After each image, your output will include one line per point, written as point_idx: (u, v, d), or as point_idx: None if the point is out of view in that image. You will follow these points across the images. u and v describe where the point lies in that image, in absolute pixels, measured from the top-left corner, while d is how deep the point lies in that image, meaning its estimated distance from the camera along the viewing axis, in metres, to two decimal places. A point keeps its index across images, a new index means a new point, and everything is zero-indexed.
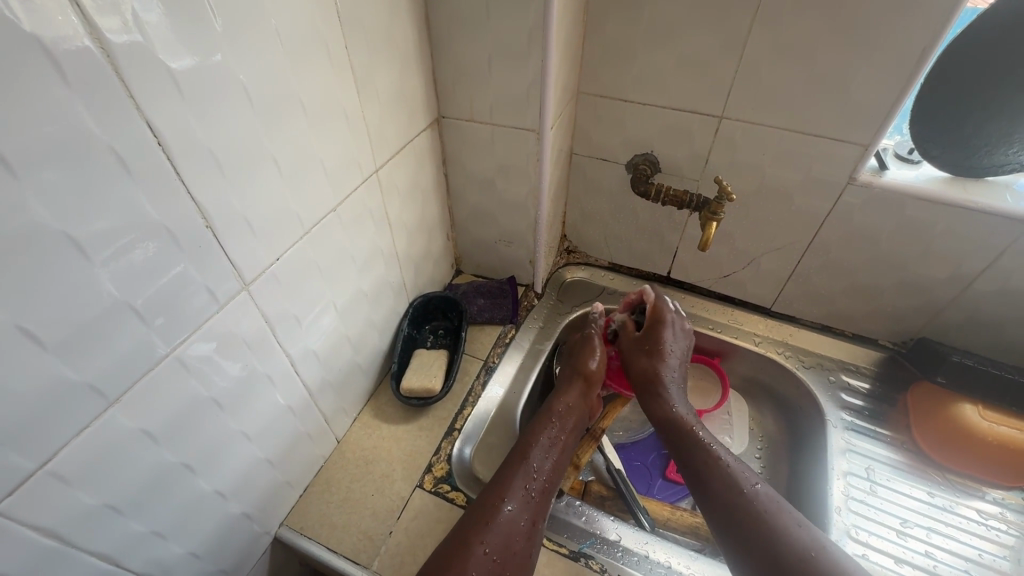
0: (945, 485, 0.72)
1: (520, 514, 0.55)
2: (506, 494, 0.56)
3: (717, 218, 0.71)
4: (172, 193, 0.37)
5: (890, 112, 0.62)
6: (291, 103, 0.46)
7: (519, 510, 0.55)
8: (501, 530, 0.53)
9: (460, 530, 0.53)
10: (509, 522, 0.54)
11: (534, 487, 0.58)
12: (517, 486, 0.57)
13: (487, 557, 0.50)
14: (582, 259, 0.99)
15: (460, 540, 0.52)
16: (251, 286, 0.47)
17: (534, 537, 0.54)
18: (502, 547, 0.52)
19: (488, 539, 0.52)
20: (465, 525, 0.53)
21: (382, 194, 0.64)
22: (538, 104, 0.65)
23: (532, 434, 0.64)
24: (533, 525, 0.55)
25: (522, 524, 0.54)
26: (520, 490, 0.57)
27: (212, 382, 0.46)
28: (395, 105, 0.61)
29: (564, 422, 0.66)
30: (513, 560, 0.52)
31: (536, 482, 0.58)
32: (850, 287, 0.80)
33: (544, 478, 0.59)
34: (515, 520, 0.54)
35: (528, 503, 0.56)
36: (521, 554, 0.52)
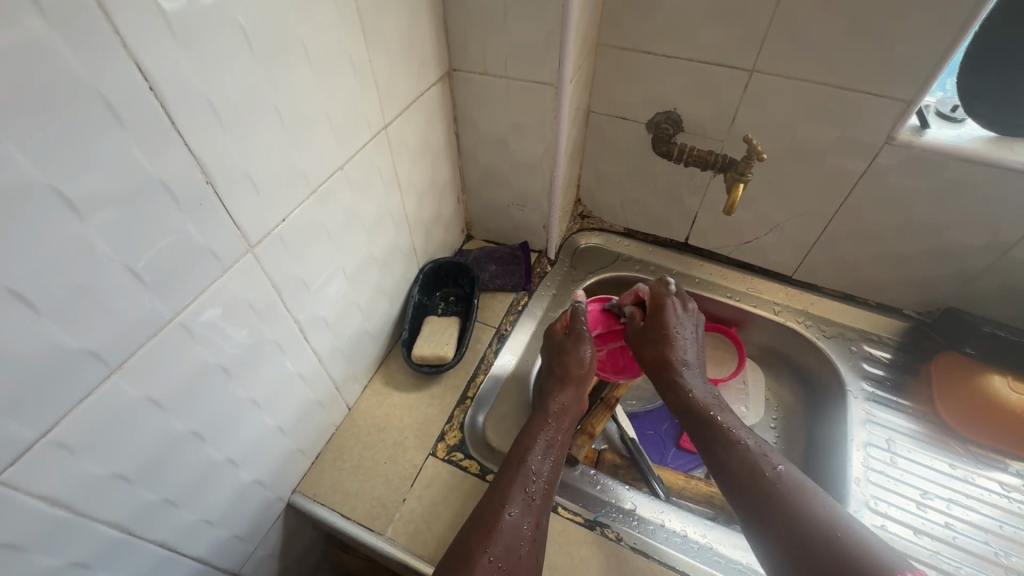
0: (966, 457, 0.70)
1: (523, 519, 0.54)
2: (507, 500, 0.55)
3: (745, 179, 0.67)
4: (168, 147, 0.34)
5: (940, 64, 0.57)
6: (294, 48, 0.42)
7: (520, 515, 0.54)
8: (505, 538, 0.52)
9: (465, 537, 0.52)
10: (513, 528, 0.53)
11: (535, 490, 0.57)
12: (517, 491, 0.56)
13: (492, 566, 0.49)
14: (596, 224, 0.96)
15: (463, 551, 0.51)
16: (257, 249, 0.45)
17: (539, 541, 0.54)
18: (508, 555, 0.51)
19: (493, 551, 0.51)
20: (468, 533, 0.52)
21: (391, 153, 0.61)
22: (558, 55, 0.60)
23: (528, 434, 0.62)
24: (538, 531, 0.54)
25: (526, 531, 0.53)
26: (521, 494, 0.56)
27: (219, 349, 0.44)
28: (404, 55, 0.57)
29: (563, 421, 0.64)
30: (522, 565, 0.51)
31: (537, 484, 0.57)
32: (877, 254, 0.77)
33: (544, 480, 0.58)
34: (518, 526, 0.53)
35: (530, 506, 0.55)
36: (527, 558, 0.52)
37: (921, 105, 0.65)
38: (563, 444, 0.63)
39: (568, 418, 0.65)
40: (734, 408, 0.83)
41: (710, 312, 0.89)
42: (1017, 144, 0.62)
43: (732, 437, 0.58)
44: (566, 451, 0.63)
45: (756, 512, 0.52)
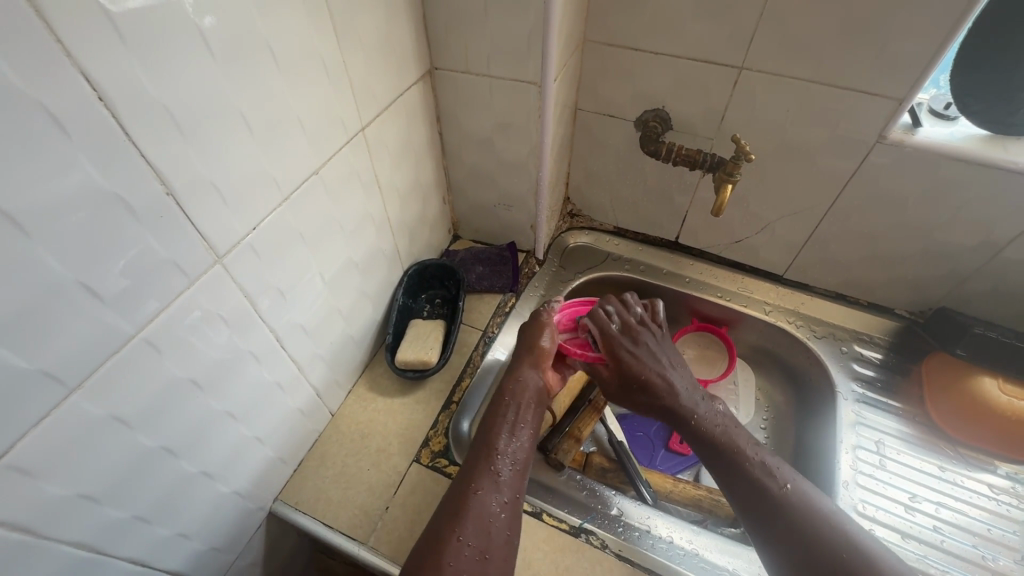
0: (955, 459, 0.70)
1: (491, 498, 0.53)
2: (474, 481, 0.54)
3: (734, 180, 0.66)
4: (121, 157, 0.33)
5: (931, 63, 0.56)
6: (259, 49, 0.40)
7: (489, 494, 0.54)
8: (473, 519, 0.51)
9: (434, 521, 0.52)
10: (481, 509, 0.52)
11: (501, 469, 0.56)
12: (483, 472, 0.55)
13: (462, 547, 0.49)
14: (586, 223, 0.94)
15: (434, 533, 0.50)
16: (226, 259, 0.43)
17: (512, 518, 0.53)
18: (477, 536, 0.50)
19: (463, 533, 0.50)
20: (438, 517, 0.52)
21: (371, 154, 0.59)
22: (541, 53, 0.59)
23: (491, 416, 0.61)
24: (508, 507, 0.53)
25: (495, 509, 0.53)
26: (487, 474, 0.55)
27: (189, 362, 0.43)
28: (381, 55, 0.55)
29: (529, 400, 0.63)
30: (494, 546, 0.50)
31: (504, 463, 0.56)
32: (868, 254, 0.76)
33: (511, 458, 0.57)
34: (486, 506, 0.52)
35: (498, 484, 0.54)
36: (499, 536, 0.51)
37: (913, 103, 0.63)
38: (531, 421, 0.62)
39: (531, 395, 0.64)
40: None
41: (700, 311, 0.88)
42: (1011, 143, 0.61)
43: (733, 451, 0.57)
44: (533, 428, 0.62)
45: (765, 526, 0.52)
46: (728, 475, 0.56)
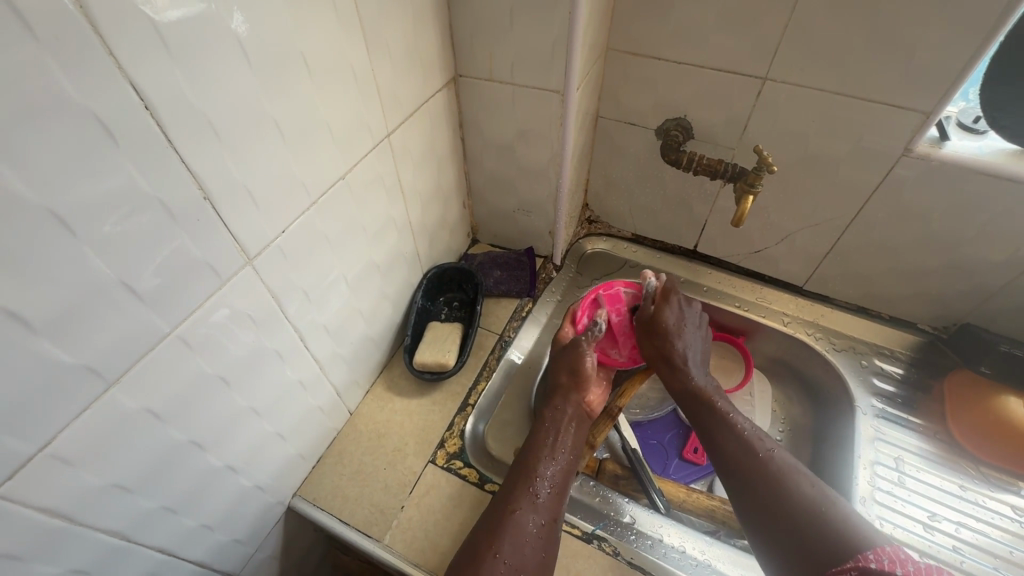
0: (978, 479, 0.69)
1: (528, 518, 0.55)
2: (512, 501, 0.56)
3: (754, 191, 0.65)
4: (162, 161, 0.34)
5: (959, 77, 0.55)
6: (293, 57, 0.42)
7: (528, 515, 0.55)
8: (510, 539, 0.53)
9: (474, 540, 0.54)
10: (519, 530, 0.54)
11: (540, 488, 0.58)
12: (522, 492, 0.57)
13: (499, 563, 0.51)
14: (604, 229, 0.95)
15: (473, 549, 0.52)
16: (256, 261, 0.45)
17: (551, 539, 0.55)
18: (513, 554, 0.52)
19: (499, 549, 0.52)
20: (475, 536, 0.54)
21: (395, 160, 0.60)
22: (564, 63, 0.59)
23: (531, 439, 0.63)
24: (545, 529, 0.55)
25: (533, 529, 0.54)
26: (526, 494, 0.57)
27: (218, 359, 0.44)
28: (408, 63, 0.56)
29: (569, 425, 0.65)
30: (529, 565, 0.52)
31: (543, 483, 0.58)
32: (891, 267, 0.75)
33: (551, 481, 0.59)
34: (524, 525, 0.54)
35: (536, 505, 0.56)
36: (535, 557, 0.53)
37: (941, 116, 0.63)
38: (571, 446, 0.63)
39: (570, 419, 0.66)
40: None
41: (717, 321, 0.88)
42: None
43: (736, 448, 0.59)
44: (573, 452, 0.63)
45: (751, 498, 0.55)
46: (732, 475, 0.58)
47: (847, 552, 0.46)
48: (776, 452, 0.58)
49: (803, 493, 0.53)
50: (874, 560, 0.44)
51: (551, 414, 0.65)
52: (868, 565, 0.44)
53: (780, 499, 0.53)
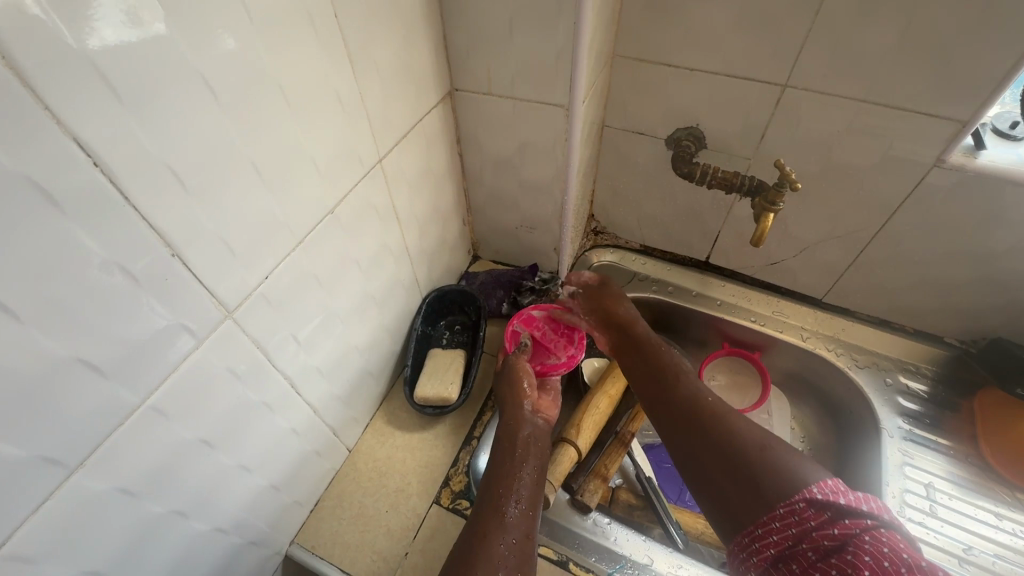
0: (1013, 505, 0.65)
1: (500, 539, 0.49)
2: (480, 526, 0.50)
3: (776, 209, 0.61)
4: (119, 221, 0.30)
5: (1002, 84, 0.51)
6: (270, 88, 0.37)
7: (499, 537, 0.49)
8: (482, 564, 0.46)
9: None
10: (492, 555, 0.47)
11: (509, 509, 0.52)
12: (489, 515, 0.51)
13: None
14: (610, 241, 0.90)
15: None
16: (236, 313, 0.40)
17: (526, 559, 0.48)
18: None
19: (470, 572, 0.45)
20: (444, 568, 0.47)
21: (388, 185, 0.56)
22: (569, 75, 0.55)
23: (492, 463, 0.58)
24: (519, 549, 0.49)
25: (505, 550, 0.48)
26: (493, 517, 0.51)
27: (199, 422, 0.40)
28: (399, 81, 0.52)
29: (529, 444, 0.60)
30: None
31: (511, 502, 0.53)
32: (917, 280, 0.71)
33: (523, 500, 0.54)
34: (499, 549, 0.48)
35: (509, 525, 0.51)
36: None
37: (977, 123, 0.58)
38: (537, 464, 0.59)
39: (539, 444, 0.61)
40: None
41: (732, 336, 0.84)
42: None
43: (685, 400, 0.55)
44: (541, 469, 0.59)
45: (692, 449, 0.51)
46: (679, 427, 0.53)
47: (796, 489, 0.42)
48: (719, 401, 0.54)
49: (749, 434, 0.49)
50: (818, 491, 0.41)
51: (506, 433, 0.61)
52: (815, 497, 0.41)
53: (726, 442, 0.48)
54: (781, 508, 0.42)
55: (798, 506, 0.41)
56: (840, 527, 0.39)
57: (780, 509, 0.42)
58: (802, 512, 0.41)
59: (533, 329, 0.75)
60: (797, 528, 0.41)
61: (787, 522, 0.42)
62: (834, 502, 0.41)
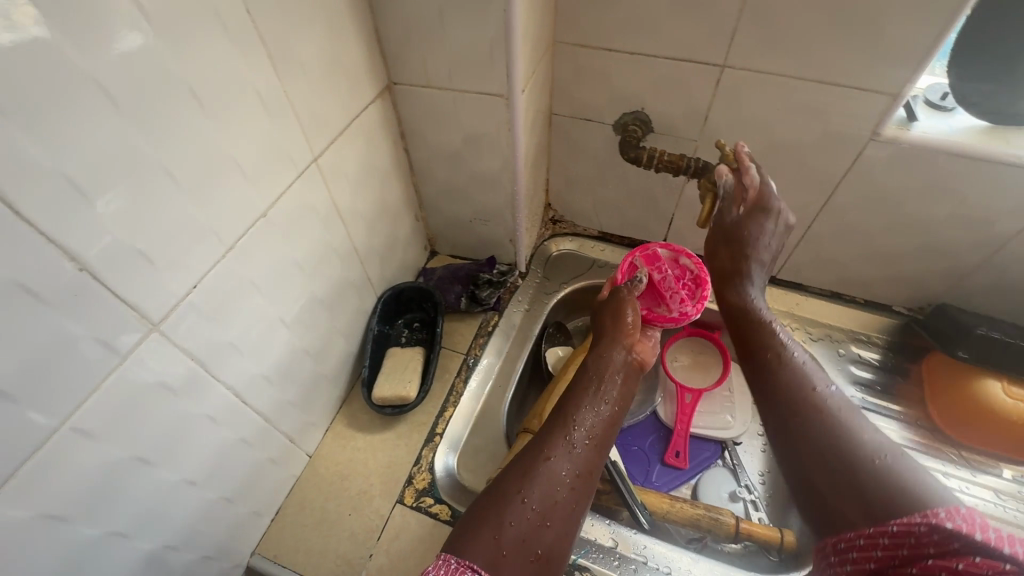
0: (960, 464, 0.68)
1: (562, 465, 0.51)
2: (547, 447, 0.52)
3: (719, 189, 0.62)
4: (13, 239, 0.29)
5: (925, 57, 0.52)
6: (182, 93, 0.36)
7: (562, 462, 0.51)
8: (540, 483, 0.49)
9: (498, 483, 0.50)
10: (552, 473, 0.50)
11: (575, 438, 0.53)
12: (557, 439, 0.53)
13: (525, 508, 0.47)
14: (569, 229, 0.90)
15: (500, 488, 0.49)
16: (164, 325, 0.39)
17: (580, 495, 0.50)
18: (542, 500, 0.48)
19: (527, 493, 0.48)
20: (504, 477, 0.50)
21: (326, 185, 0.55)
22: (506, 65, 0.54)
23: (577, 388, 0.59)
24: (577, 480, 0.51)
25: (564, 477, 0.50)
26: (561, 441, 0.53)
27: (132, 440, 0.39)
28: (328, 76, 0.50)
29: (614, 376, 0.61)
30: (557, 512, 0.48)
31: (579, 432, 0.54)
32: (863, 252, 0.73)
33: (591, 433, 0.54)
34: (557, 472, 0.50)
35: (571, 453, 0.52)
36: (564, 506, 0.49)
37: (908, 96, 0.59)
38: (617, 400, 0.59)
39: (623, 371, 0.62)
40: (720, 418, 0.80)
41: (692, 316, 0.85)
42: (1012, 134, 0.58)
43: (784, 380, 0.47)
44: (618, 408, 0.59)
45: (796, 439, 0.44)
46: (772, 407, 0.47)
47: (922, 512, 0.33)
48: (831, 392, 0.45)
49: (864, 439, 0.41)
50: (954, 516, 0.32)
51: (596, 363, 0.61)
52: (942, 524, 0.32)
53: (833, 444, 0.41)
54: (896, 526, 0.34)
55: (917, 530, 0.33)
56: (964, 562, 0.30)
57: (894, 526, 0.34)
58: (922, 535, 0.32)
59: (654, 269, 0.76)
60: (909, 550, 0.33)
61: (901, 540, 0.33)
62: (968, 534, 0.30)
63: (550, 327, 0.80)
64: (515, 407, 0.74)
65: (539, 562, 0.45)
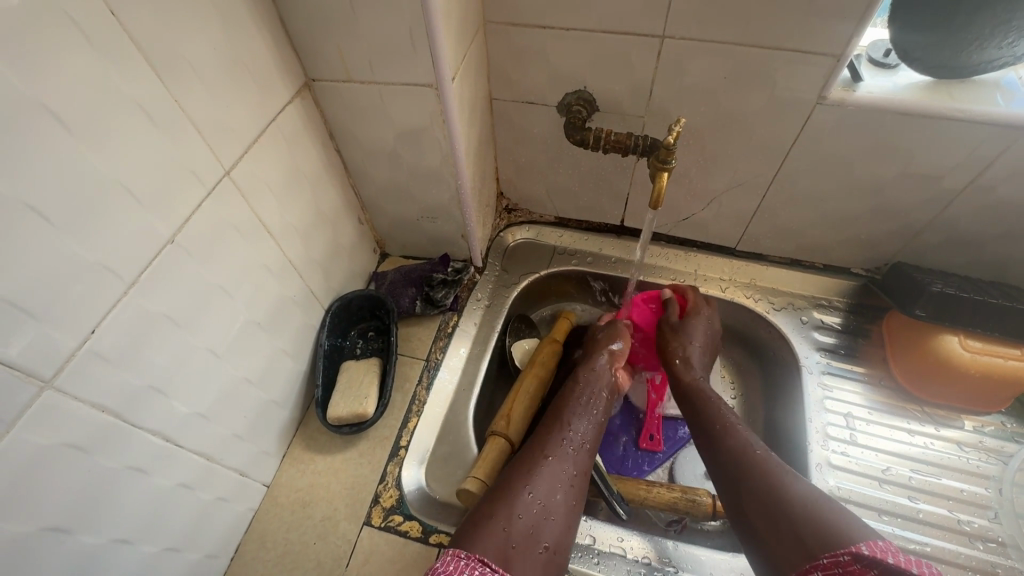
0: (925, 419, 0.69)
1: (562, 466, 0.51)
2: (545, 448, 0.52)
3: (668, 167, 0.59)
4: None
5: (862, 18, 0.50)
6: (33, 114, 0.31)
7: (563, 462, 0.51)
8: (545, 480, 0.49)
9: (500, 481, 0.49)
10: (553, 474, 0.49)
11: (573, 442, 0.53)
12: (556, 442, 0.53)
13: (532, 501, 0.46)
14: (525, 217, 0.86)
15: (503, 483, 0.48)
16: (60, 381, 0.35)
17: (579, 492, 0.50)
18: (547, 498, 0.47)
19: (532, 488, 0.48)
20: (506, 476, 0.49)
21: (246, 198, 0.50)
22: (429, 52, 0.50)
23: (566, 397, 0.59)
24: (577, 480, 0.50)
25: (566, 477, 0.50)
26: (561, 445, 0.52)
27: (38, 511, 0.35)
28: (229, 81, 0.45)
29: (602, 387, 0.60)
30: (560, 508, 0.48)
31: (577, 437, 0.54)
32: (819, 217, 0.72)
33: (586, 439, 0.54)
34: (558, 471, 0.50)
35: (571, 454, 0.52)
36: (567, 503, 0.48)
37: (852, 56, 0.58)
38: (603, 408, 0.59)
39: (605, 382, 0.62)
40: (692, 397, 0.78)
41: None
42: (956, 88, 0.57)
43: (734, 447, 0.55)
44: (605, 416, 0.59)
45: (749, 501, 0.51)
46: (726, 467, 0.54)
47: (841, 545, 0.42)
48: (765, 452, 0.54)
49: (796, 489, 0.49)
50: (867, 548, 0.40)
51: (584, 373, 0.61)
52: (860, 553, 0.40)
53: (776, 498, 0.49)
54: (825, 558, 0.42)
55: (843, 559, 0.41)
56: None
57: (824, 558, 0.42)
58: (847, 565, 0.40)
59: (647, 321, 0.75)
60: None
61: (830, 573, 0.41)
62: (882, 560, 0.38)
63: (513, 321, 0.77)
64: (483, 408, 0.72)
65: (547, 554, 0.44)
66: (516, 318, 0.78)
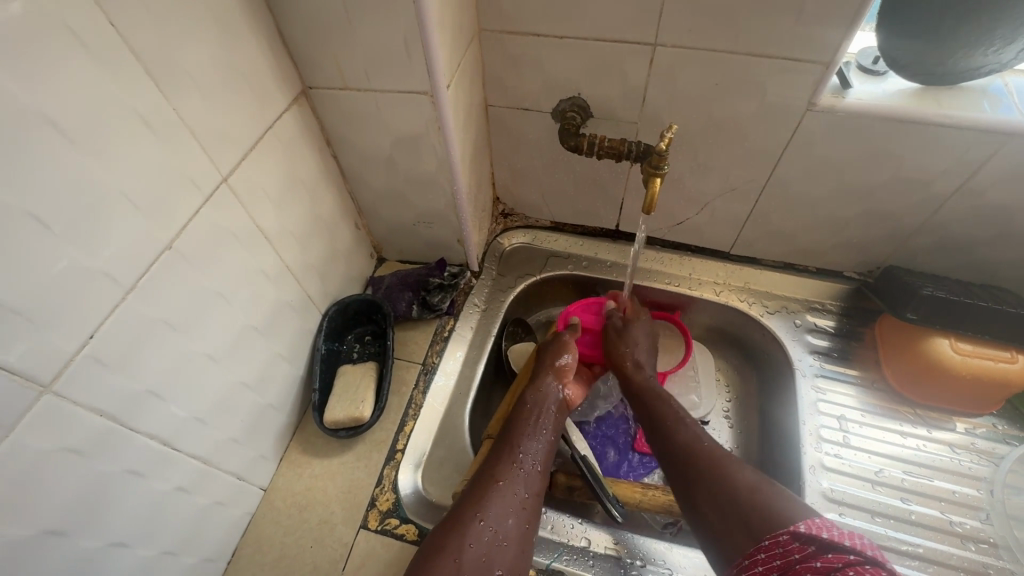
0: (917, 422, 0.70)
1: (515, 490, 0.51)
2: (496, 472, 0.52)
3: (661, 173, 0.60)
4: None
5: (849, 27, 0.51)
6: (36, 126, 0.32)
7: (514, 485, 0.51)
8: (496, 504, 0.49)
9: (452, 511, 0.49)
10: (504, 496, 0.49)
11: (524, 463, 0.54)
12: (506, 465, 0.53)
13: (484, 529, 0.46)
14: (521, 222, 0.87)
15: (453, 514, 0.48)
16: (59, 386, 0.36)
17: (533, 514, 0.50)
18: (499, 523, 0.47)
19: (484, 514, 0.47)
20: (458, 504, 0.49)
21: (244, 205, 0.51)
22: (424, 60, 0.51)
23: (517, 417, 0.59)
24: (530, 502, 0.51)
25: (520, 502, 0.50)
26: (510, 467, 0.52)
27: (36, 515, 0.35)
28: (227, 90, 0.46)
29: (550, 407, 0.61)
30: (513, 532, 0.48)
31: (527, 459, 0.54)
32: (811, 222, 0.72)
33: (538, 462, 0.55)
34: (512, 494, 0.50)
35: (522, 477, 0.52)
36: (521, 527, 0.48)
37: (841, 63, 0.59)
38: (553, 427, 0.60)
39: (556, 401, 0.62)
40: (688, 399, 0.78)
41: (653, 301, 0.83)
42: (943, 95, 0.58)
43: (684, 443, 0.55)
44: (557, 435, 0.59)
45: (700, 496, 0.50)
46: (676, 464, 0.54)
47: (781, 525, 0.42)
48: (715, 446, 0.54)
49: (742, 477, 0.48)
50: (804, 526, 0.41)
51: (533, 395, 0.61)
52: (799, 531, 0.40)
53: (724, 489, 0.48)
54: (767, 540, 0.42)
55: (782, 538, 0.41)
56: (822, 559, 0.38)
57: (767, 540, 0.42)
58: (786, 544, 0.40)
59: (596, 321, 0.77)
60: (781, 560, 0.40)
61: (771, 558, 0.41)
62: (818, 535, 0.39)
63: (509, 325, 0.78)
64: (479, 412, 0.72)
65: None
66: (512, 322, 0.78)
